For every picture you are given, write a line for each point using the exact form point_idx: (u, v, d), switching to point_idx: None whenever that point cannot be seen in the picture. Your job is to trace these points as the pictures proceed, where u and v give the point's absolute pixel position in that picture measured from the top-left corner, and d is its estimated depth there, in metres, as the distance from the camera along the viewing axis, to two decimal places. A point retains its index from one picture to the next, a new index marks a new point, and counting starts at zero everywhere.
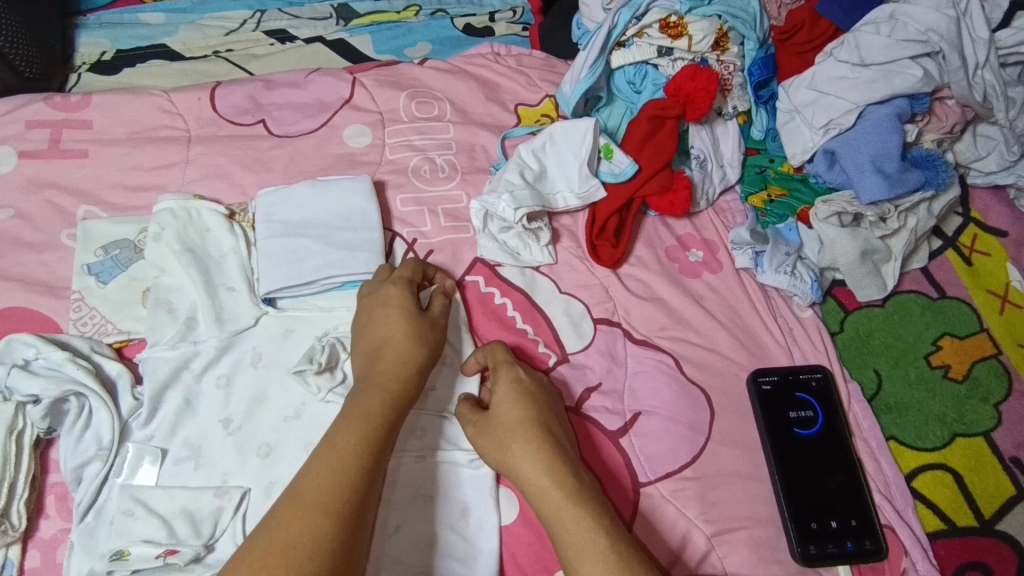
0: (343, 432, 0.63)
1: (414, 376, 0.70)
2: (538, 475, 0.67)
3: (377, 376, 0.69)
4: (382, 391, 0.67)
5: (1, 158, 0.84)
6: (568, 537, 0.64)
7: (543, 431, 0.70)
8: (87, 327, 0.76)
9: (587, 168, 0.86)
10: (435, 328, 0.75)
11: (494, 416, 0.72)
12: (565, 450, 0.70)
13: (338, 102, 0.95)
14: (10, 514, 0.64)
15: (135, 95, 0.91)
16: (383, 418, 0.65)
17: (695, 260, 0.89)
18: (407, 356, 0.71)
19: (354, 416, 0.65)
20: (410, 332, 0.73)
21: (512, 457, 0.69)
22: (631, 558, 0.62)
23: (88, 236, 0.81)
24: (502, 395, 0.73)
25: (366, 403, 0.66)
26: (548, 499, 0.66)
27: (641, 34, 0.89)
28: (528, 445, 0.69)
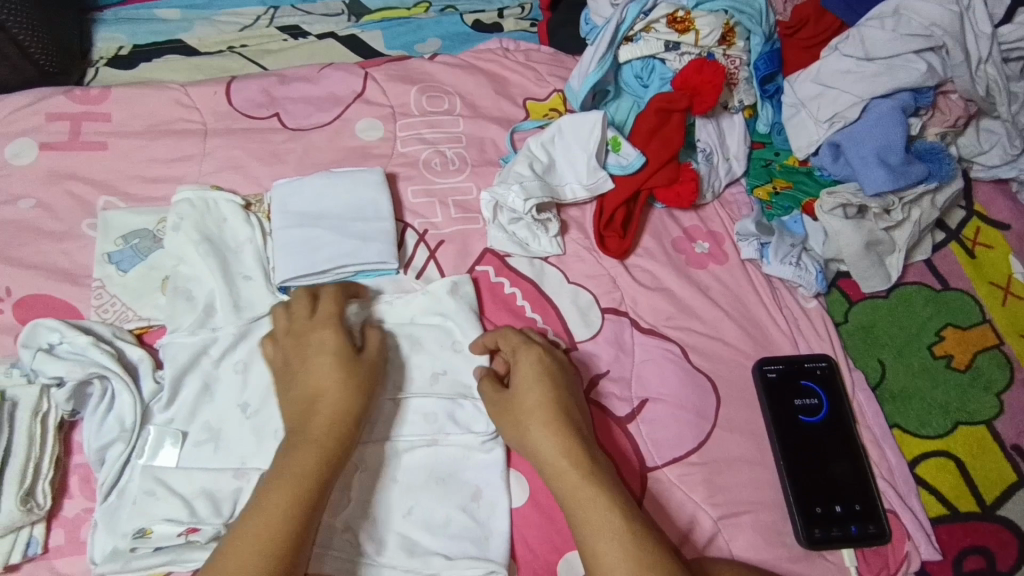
0: (275, 496, 0.62)
1: (348, 426, 0.68)
2: (555, 457, 0.69)
3: (311, 430, 0.67)
4: (316, 450, 0.66)
5: (23, 150, 0.86)
6: (584, 517, 0.66)
7: (562, 413, 0.71)
8: (108, 314, 0.78)
9: (595, 160, 0.88)
10: (372, 368, 0.72)
11: (513, 398, 0.74)
12: (583, 432, 0.71)
13: (351, 96, 0.97)
14: (36, 493, 0.66)
15: (153, 89, 0.93)
16: (315, 479, 0.64)
17: (701, 251, 0.91)
18: (342, 406, 0.68)
19: (286, 477, 0.64)
20: (342, 378, 0.70)
21: (531, 438, 0.70)
22: (645, 539, 0.64)
23: (108, 226, 0.83)
24: (522, 376, 0.74)
25: (293, 465, 0.64)
26: (566, 479, 0.68)
27: (649, 29, 0.90)
28: (546, 428, 0.70)
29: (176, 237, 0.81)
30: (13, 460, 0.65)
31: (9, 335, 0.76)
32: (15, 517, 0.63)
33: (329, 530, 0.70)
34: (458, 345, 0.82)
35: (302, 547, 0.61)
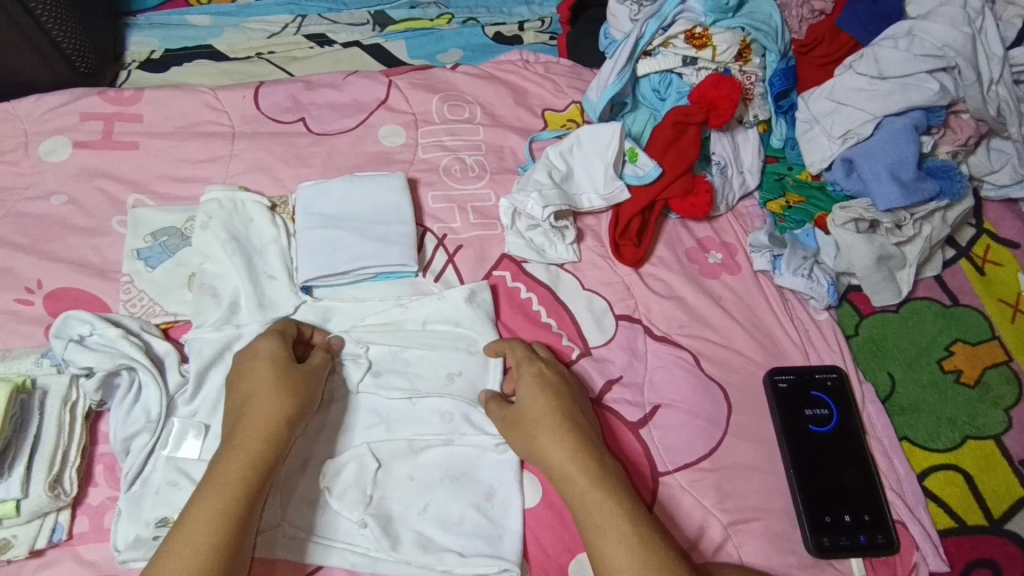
0: (203, 502, 0.62)
1: (280, 431, 0.68)
2: (563, 462, 0.70)
3: (242, 437, 0.67)
4: (246, 456, 0.65)
5: (57, 147, 0.89)
6: (593, 520, 0.67)
7: (569, 420, 0.73)
8: (136, 308, 0.81)
9: (612, 170, 0.90)
10: (309, 377, 0.73)
11: (517, 407, 0.75)
12: (591, 437, 0.73)
13: (374, 103, 1.00)
14: (63, 480, 0.67)
15: (184, 92, 0.95)
16: (240, 486, 0.63)
17: (715, 261, 0.92)
18: (273, 412, 0.68)
19: (216, 482, 0.63)
20: (278, 385, 0.70)
21: (539, 443, 0.72)
22: (653, 543, 0.65)
23: (138, 223, 0.85)
24: (526, 386, 0.76)
25: (222, 474, 0.64)
26: (574, 483, 0.69)
27: (667, 44, 0.93)
28: (551, 434, 0.72)
29: (204, 236, 0.83)
30: (43, 447, 0.67)
31: (38, 326, 0.78)
32: (43, 503, 0.65)
33: (348, 524, 0.72)
34: (473, 347, 0.84)
35: (228, 555, 0.60)
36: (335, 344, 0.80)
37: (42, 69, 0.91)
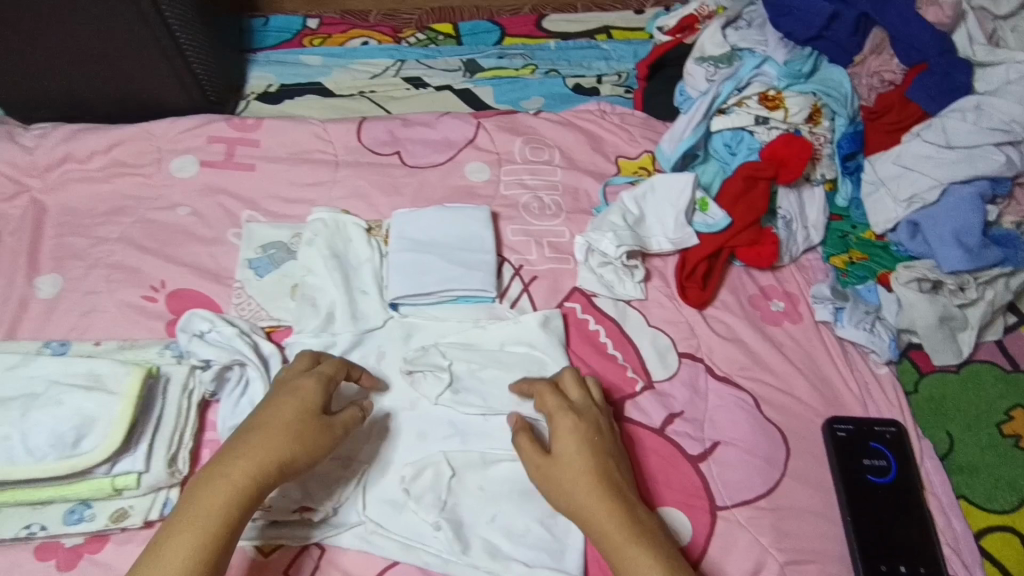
0: (179, 536, 0.63)
1: (271, 472, 0.68)
2: (600, 522, 0.71)
3: (230, 475, 0.67)
4: (228, 496, 0.66)
5: (186, 165, 1.00)
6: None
7: (601, 479, 0.73)
8: (245, 312, 0.90)
9: (683, 217, 0.96)
10: (326, 427, 0.73)
11: (551, 461, 0.75)
12: (617, 497, 0.73)
13: (463, 141, 1.09)
14: (178, 459, 0.75)
15: (298, 123, 1.06)
16: (220, 526, 0.64)
17: (777, 309, 0.97)
18: (272, 454, 0.69)
19: (196, 517, 0.64)
20: (286, 427, 0.71)
21: (575, 501, 0.72)
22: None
23: (251, 236, 0.95)
24: (563, 438, 0.76)
25: (204, 507, 0.65)
26: (612, 543, 0.70)
27: (741, 104, 0.99)
28: (581, 495, 0.72)
29: (308, 251, 0.92)
30: (164, 428, 0.75)
31: (160, 320, 0.87)
32: (161, 478, 0.72)
33: (424, 526, 0.77)
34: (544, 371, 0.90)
35: None
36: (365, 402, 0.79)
37: (182, 97, 1.04)
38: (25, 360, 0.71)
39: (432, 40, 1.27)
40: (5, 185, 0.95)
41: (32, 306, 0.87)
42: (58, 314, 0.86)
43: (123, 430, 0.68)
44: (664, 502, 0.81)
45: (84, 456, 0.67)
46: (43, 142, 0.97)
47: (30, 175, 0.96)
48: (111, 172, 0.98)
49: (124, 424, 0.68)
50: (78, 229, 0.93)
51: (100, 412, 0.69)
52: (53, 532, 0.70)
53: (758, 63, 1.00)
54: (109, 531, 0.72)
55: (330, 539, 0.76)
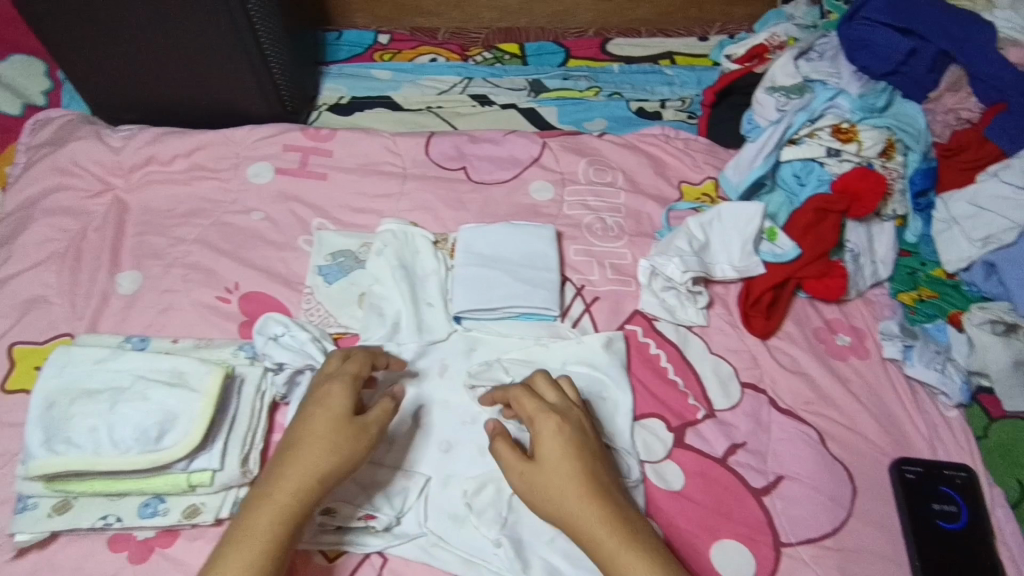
0: (229, 560, 0.62)
1: (314, 486, 0.66)
2: (591, 528, 0.67)
3: (270, 494, 0.65)
4: (272, 516, 0.64)
5: (262, 171, 1.03)
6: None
7: (585, 480, 0.70)
8: (315, 317, 0.92)
9: (751, 245, 0.96)
10: (363, 431, 0.70)
11: (533, 465, 0.72)
12: (604, 500, 0.69)
13: (528, 160, 1.10)
14: (250, 459, 0.76)
15: (369, 135, 1.09)
16: (265, 545, 0.63)
17: (843, 343, 0.96)
18: (310, 467, 0.67)
19: (245, 539, 0.63)
20: (320, 437, 0.68)
21: (561, 509, 0.69)
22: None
23: (322, 243, 0.97)
24: (543, 440, 0.72)
25: (253, 526, 0.64)
26: (605, 551, 0.66)
27: (813, 135, 1.00)
28: (561, 501, 0.69)
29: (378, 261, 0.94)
30: (237, 428, 0.76)
31: (233, 321, 0.90)
32: (234, 477, 0.74)
33: (484, 543, 0.77)
34: (605, 393, 0.89)
35: None
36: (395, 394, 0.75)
37: (263, 108, 1.08)
38: (113, 353, 0.73)
39: (498, 59, 1.29)
40: (91, 182, 0.99)
41: (112, 301, 0.90)
42: (136, 310, 0.89)
43: (203, 428, 0.69)
44: (727, 535, 0.80)
45: (165, 452, 0.68)
46: (129, 143, 1.01)
47: (115, 175, 1.00)
48: (191, 175, 1.01)
49: (205, 422, 0.69)
50: (157, 228, 0.97)
51: (183, 408, 0.70)
52: (127, 523, 0.72)
53: (831, 95, 0.99)
54: (180, 527, 0.73)
55: (393, 548, 0.77)
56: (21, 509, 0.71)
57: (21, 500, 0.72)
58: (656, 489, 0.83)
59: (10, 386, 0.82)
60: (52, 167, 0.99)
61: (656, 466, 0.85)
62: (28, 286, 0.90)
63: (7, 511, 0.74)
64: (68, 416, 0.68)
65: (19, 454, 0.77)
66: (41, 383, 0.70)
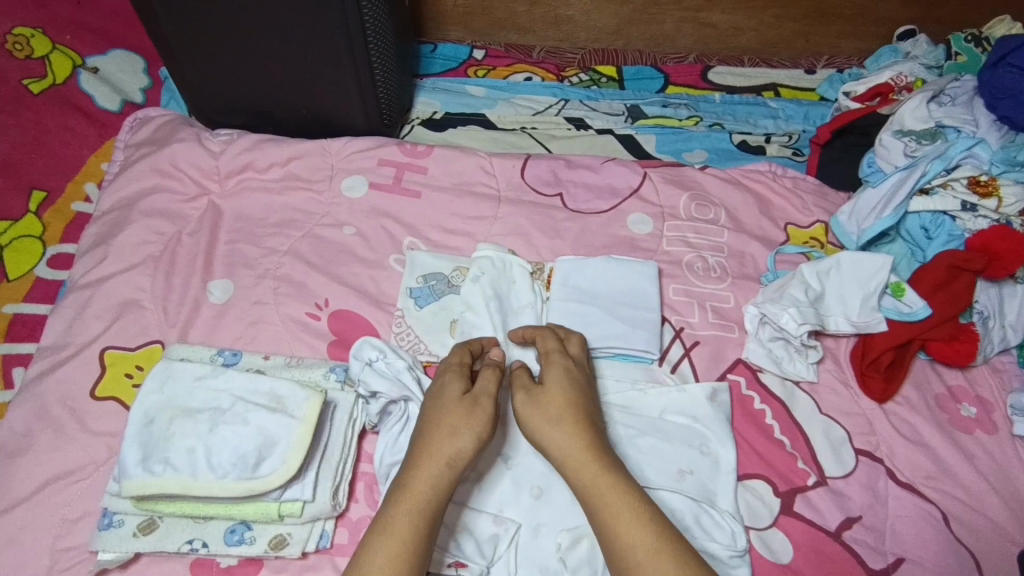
0: (378, 548, 0.60)
1: (444, 473, 0.65)
2: (574, 452, 0.68)
3: (410, 485, 0.64)
4: (411, 506, 0.62)
5: (356, 184, 1.01)
6: (600, 515, 0.64)
7: (580, 412, 0.71)
8: (405, 341, 0.88)
9: (874, 300, 0.90)
10: (476, 406, 0.69)
11: (536, 388, 0.73)
12: (593, 432, 0.70)
13: (628, 190, 1.05)
14: (340, 491, 0.73)
15: (466, 154, 1.05)
16: (411, 533, 0.61)
17: (968, 415, 0.89)
18: (442, 456, 0.65)
19: (392, 527, 0.61)
20: (441, 419, 0.68)
21: (549, 429, 0.69)
22: (671, 546, 0.61)
23: (414, 264, 0.94)
24: (552, 372, 0.75)
25: (394, 522, 0.61)
26: (583, 475, 0.66)
27: (947, 185, 0.94)
28: (551, 422, 0.70)
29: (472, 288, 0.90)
30: (330, 456, 0.73)
31: (323, 340, 0.87)
32: (324, 509, 0.70)
33: None
34: (706, 448, 0.82)
35: None
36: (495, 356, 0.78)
37: (362, 120, 1.07)
38: (214, 371, 0.72)
39: (594, 82, 1.25)
40: (188, 185, 0.98)
41: (203, 310, 0.87)
42: (226, 321, 0.87)
43: (301, 457, 0.67)
44: None
45: (262, 480, 0.66)
46: (228, 148, 1.01)
47: (211, 179, 0.99)
48: (286, 185, 0.99)
49: (303, 450, 0.67)
50: (250, 237, 0.95)
51: (282, 434, 0.68)
52: (214, 550, 0.69)
53: (970, 145, 0.92)
54: (265, 557, 0.70)
55: None
56: (106, 525, 0.68)
57: (106, 516, 0.69)
58: (763, 561, 0.76)
59: (100, 392, 0.80)
60: (152, 167, 0.99)
61: (762, 534, 0.78)
62: (121, 288, 0.88)
63: (89, 525, 0.71)
64: (168, 435, 0.67)
65: (107, 465, 0.75)
66: (142, 397, 0.69)
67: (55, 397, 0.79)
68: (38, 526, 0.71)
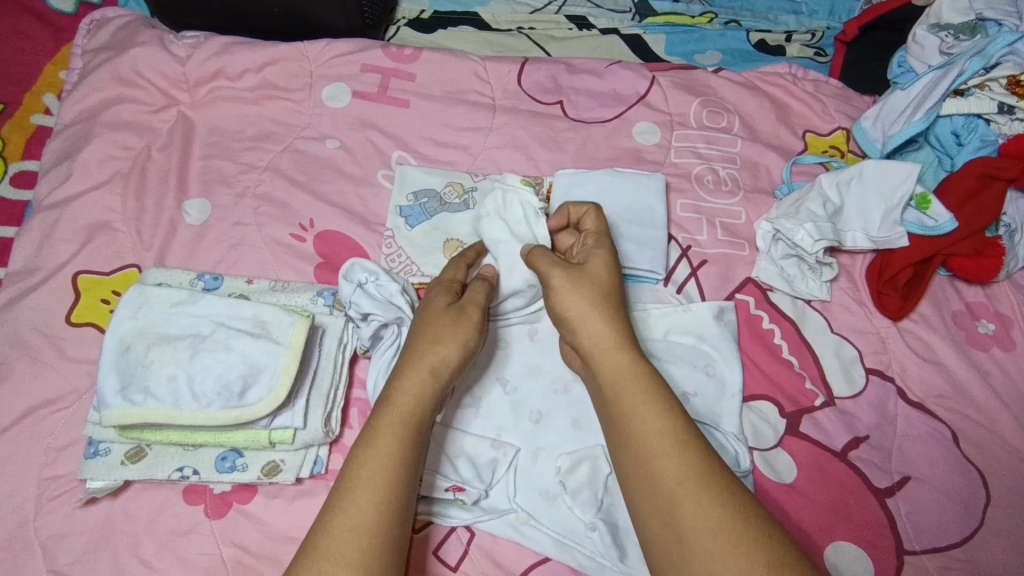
0: (366, 456, 0.56)
1: (427, 383, 0.61)
2: (605, 338, 0.63)
3: (395, 399, 0.60)
4: (399, 415, 0.59)
5: (338, 93, 0.92)
6: (621, 403, 0.59)
7: (608, 303, 0.65)
8: (395, 263, 0.82)
9: (895, 214, 0.84)
10: (462, 315, 0.65)
11: (574, 270, 0.67)
12: (627, 326, 0.65)
13: (634, 97, 0.96)
14: (332, 418, 0.70)
15: (457, 58, 0.96)
16: (398, 445, 0.57)
17: (985, 331, 0.85)
18: (427, 366, 0.62)
19: (381, 435, 0.57)
20: (435, 328, 0.64)
21: (585, 310, 0.64)
22: (691, 441, 0.56)
23: (404, 180, 0.87)
24: (594, 257, 0.69)
25: (379, 431, 0.58)
26: (613, 362, 0.62)
27: (984, 86, 0.86)
28: (588, 303, 0.64)
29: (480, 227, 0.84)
30: (321, 382, 0.70)
31: (309, 263, 0.82)
32: (316, 436, 0.68)
33: (577, 524, 0.70)
34: (711, 369, 0.79)
35: (398, 523, 0.54)
36: (490, 273, 0.74)
37: (342, 19, 0.97)
38: (191, 297, 0.67)
39: None
40: (154, 95, 0.90)
41: (180, 232, 0.82)
42: (206, 244, 0.82)
43: (289, 385, 0.63)
44: (843, 536, 0.72)
45: (249, 408, 0.63)
46: (195, 53, 0.91)
47: (179, 89, 0.91)
48: (261, 94, 0.91)
49: (290, 378, 0.64)
50: (225, 152, 0.87)
51: (268, 362, 0.64)
52: (205, 477, 0.67)
53: (1012, 40, 0.83)
54: (259, 483, 0.68)
55: (481, 524, 0.70)
56: (92, 454, 0.67)
57: (92, 445, 0.67)
58: (766, 481, 0.75)
59: (76, 319, 0.76)
60: (112, 75, 0.90)
61: (766, 454, 0.76)
62: (90, 209, 0.83)
63: (76, 454, 0.69)
64: (146, 363, 0.64)
65: (89, 393, 0.72)
66: (116, 324, 0.66)
67: (29, 325, 0.75)
68: (24, 455, 0.69)
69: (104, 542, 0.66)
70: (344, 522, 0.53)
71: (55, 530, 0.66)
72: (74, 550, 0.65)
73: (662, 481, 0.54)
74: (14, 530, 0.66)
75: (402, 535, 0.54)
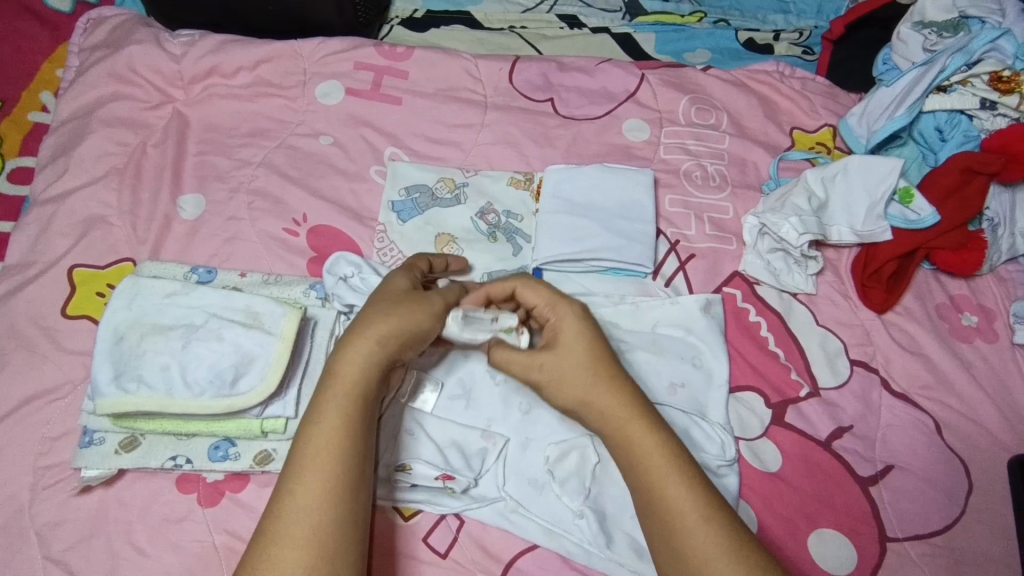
0: (314, 433, 0.57)
1: (380, 362, 0.61)
2: (619, 411, 0.62)
3: (340, 373, 0.60)
4: (345, 390, 0.59)
5: (331, 90, 0.94)
6: (645, 474, 0.59)
7: (613, 369, 0.64)
8: (388, 258, 0.84)
9: (879, 209, 0.86)
10: (407, 300, 0.64)
11: (552, 359, 0.65)
12: (639, 393, 0.64)
13: (624, 94, 0.98)
14: None
15: (449, 56, 0.98)
16: (344, 416, 0.58)
17: (968, 324, 0.86)
18: (372, 338, 0.61)
19: (327, 415, 0.58)
20: (386, 306, 0.63)
21: (596, 392, 0.63)
22: (717, 511, 0.56)
23: (396, 175, 0.88)
24: (564, 332, 0.66)
25: (332, 407, 0.58)
26: (630, 431, 0.61)
27: (966, 82, 0.87)
28: (591, 389, 0.63)
29: (472, 223, 0.86)
30: (312, 373, 0.71)
31: (302, 257, 0.83)
32: None
33: (564, 512, 0.71)
34: (699, 361, 0.80)
35: (352, 506, 0.55)
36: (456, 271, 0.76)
37: (336, 18, 0.99)
38: (184, 289, 0.69)
39: None
40: (149, 93, 0.91)
41: (174, 226, 0.83)
42: (200, 238, 0.83)
43: (279, 374, 0.65)
44: (827, 523, 0.73)
45: (240, 397, 0.64)
46: (191, 51, 0.93)
47: (175, 86, 0.92)
48: (256, 92, 0.93)
49: (281, 367, 0.65)
50: (220, 148, 0.89)
51: (260, 351, 0.66)
52: (198, 466, 0.68)
53: (993, 37, 0.85)
54: (251, 472, 0.69)
55: (470, 512, 0.71)
56: (86, 443, 0.68)
57: (86, 434, 0.68)
58: (751, 470, 0.76)
59: (72, 311, 0.77)
60: (109, 72, 0.91)
61: (751, 443, 0.78)
62: (85, 204, 0.84)
63: (71, 443, 0.70)
64: (139, 352, 0.65)
65: (84, 384, 0.73)
66: (110, 315, 0.67)
67: (26, 317, 0.77)
68: (19, 444, 0.70)
69: (99, 529, 0.67)
70: (298, 502, 0.54)
71: (50, 518, 0.67)
72: (68, 537, 0.66)
73: (691, 551, 0.55)
74: (10, 517, 0.67)
75: (355, 523, 0.55)
